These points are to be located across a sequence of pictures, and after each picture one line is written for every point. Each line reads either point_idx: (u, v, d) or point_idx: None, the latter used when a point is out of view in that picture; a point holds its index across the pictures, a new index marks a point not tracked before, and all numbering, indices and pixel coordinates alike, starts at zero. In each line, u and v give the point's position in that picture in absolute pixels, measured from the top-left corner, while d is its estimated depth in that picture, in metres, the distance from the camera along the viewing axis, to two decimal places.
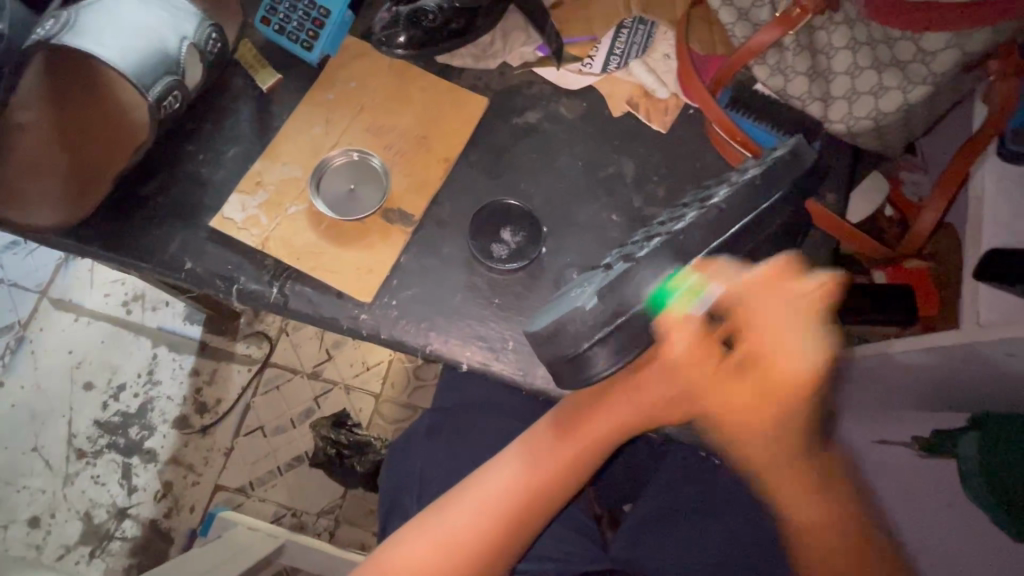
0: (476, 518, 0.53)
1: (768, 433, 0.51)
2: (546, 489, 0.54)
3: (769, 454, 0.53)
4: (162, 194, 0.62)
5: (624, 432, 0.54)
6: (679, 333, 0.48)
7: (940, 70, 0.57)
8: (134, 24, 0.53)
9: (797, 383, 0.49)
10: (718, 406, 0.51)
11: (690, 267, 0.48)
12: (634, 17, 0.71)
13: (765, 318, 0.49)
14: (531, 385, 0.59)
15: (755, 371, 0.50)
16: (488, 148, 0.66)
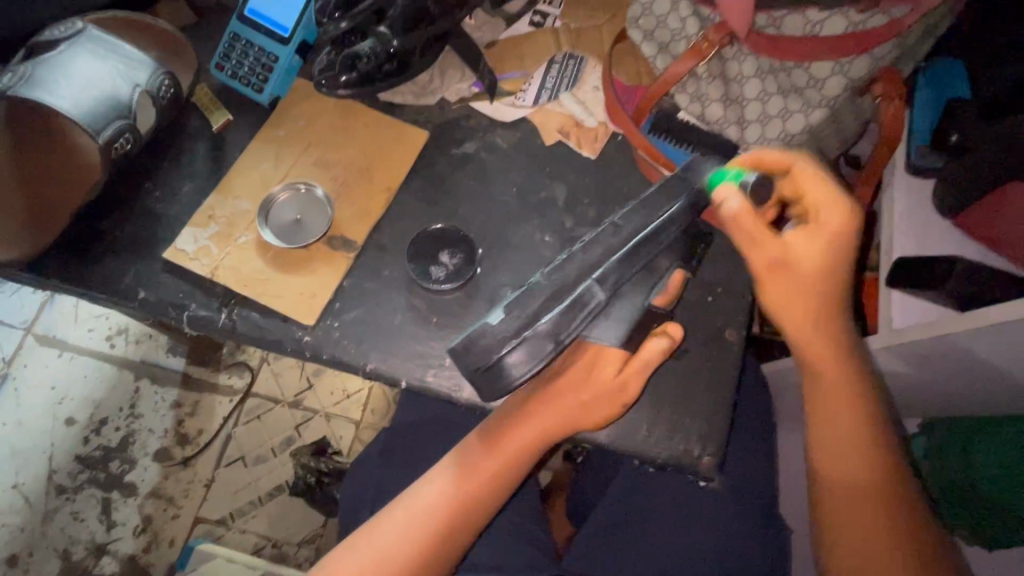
0: (412, 529, 0.55)
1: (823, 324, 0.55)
2: (478, 499, 0.56)
3: (820, 333, 0.55)
4: (120, 229, 0.66)
5: (540, 444, 0.57)
6: (738, 210, 0.52)
7: (834, 93, 0.62)
8: (87, 76, 0.58)
9: (843, 226, 0.51)
10: (784, 298, 0.54)
11: (591, 280, 0.52)
12: (564, 53, 0.76)
13: (816, 185, 0.52)
14: (466, 400, 0.62)
15: (836, 213, 0.51)
16: (428, 178, 0.71)
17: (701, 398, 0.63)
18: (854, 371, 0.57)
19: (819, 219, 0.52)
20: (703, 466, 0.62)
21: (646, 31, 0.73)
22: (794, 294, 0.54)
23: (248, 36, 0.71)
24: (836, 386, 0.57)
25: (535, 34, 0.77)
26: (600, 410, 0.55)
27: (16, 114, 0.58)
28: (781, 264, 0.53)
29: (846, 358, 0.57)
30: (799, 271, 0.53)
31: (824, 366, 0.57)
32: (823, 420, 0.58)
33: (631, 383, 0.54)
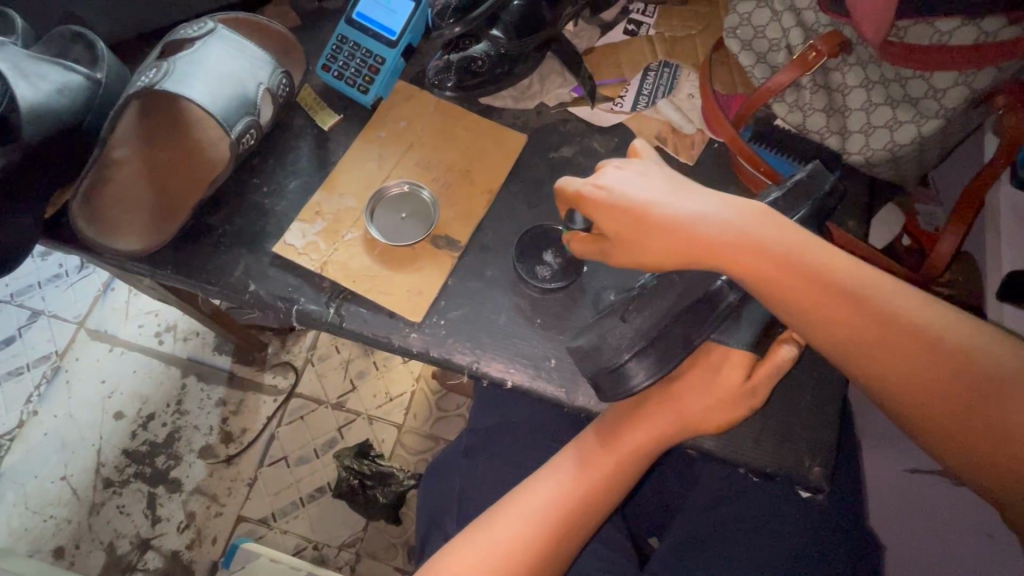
0: (521, 524, 0.55)
1: (786, 275, 0.48)
2: (590, 499, 0.56)
3: (795, 279, 0.47)
4: (228, 224, 0.67)
5: (656, 447, 0.57)
6: (585, 246, 0.56)
7: (951, 105, 0.62)
8: (221, 74, 0.60)
9: (599, 197, 0.51)
10: (734, 267, 0.49)
11: (722, 281, 0.53)
12: (660, 61, 0.77)
13: (604, 210, 0.52)
14: (573, 403, 0.62)
15: (587, 200, 0.52)
16: (528, 180, 0.72)
17: (810, 408, 0.62)
18: (861, 292, 0.47)
19: (618, 225, 0.51)
20: (813, 476, 0.61)
21: (744, 41, 0.73)
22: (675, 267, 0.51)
23: (356, 39, 0.73)
24: (887, 341, 0.46)
25: (630, 41, 0.78)
26: (723, 413, 0.55)
27: (153, 108, 0.65)
28: (655, 246, 0.50)
29: (843, 283, 0.47)
30: (665, 259, 0.50)
31: (848, 330, 0.47)
32: (895, 392, 0.47)
33: (759, 387, 0.54)
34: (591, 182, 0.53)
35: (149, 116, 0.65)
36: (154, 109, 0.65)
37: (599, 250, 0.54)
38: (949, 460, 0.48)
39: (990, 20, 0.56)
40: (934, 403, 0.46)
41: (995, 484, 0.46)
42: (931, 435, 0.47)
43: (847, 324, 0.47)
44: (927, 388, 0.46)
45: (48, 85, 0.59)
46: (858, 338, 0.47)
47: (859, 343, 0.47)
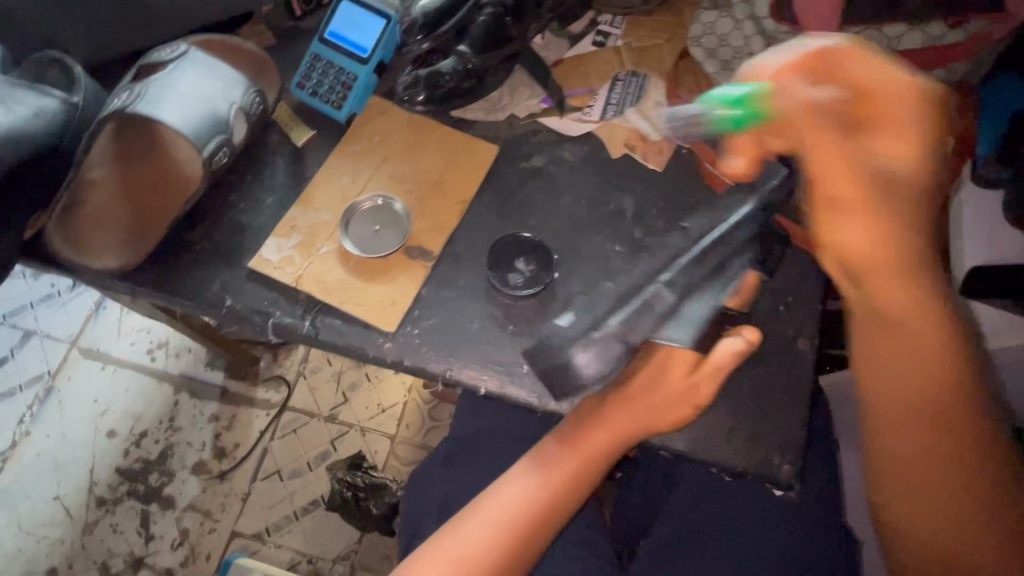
0: (486, 528, 0.56)
1: (897, 236, 0.49)
2: (555, 501, 0.58)
3: (897, 240, 0.49)
4: (205, 240, 0.69)
5: (616, 448, 0.60)
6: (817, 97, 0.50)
7: None
8: (194, 94, 0.62)
9: (908, 93, 0.49)
10: (837, 198, 0.50)
11: (657, 286, 0.61)
12: (628, 70, 0.79)
13: (862, 61, 0.49)
14: (546, 408, 0.62)
15: (892, 87, 0.49)
16: (500, 190, 0.73)
17: (779, 407, 0.63)
18: (930, 279, 0.51)
19: (888, 100, 0.49)
20: (783, 475, 0.61)
21: (709, 50, 0.76)
22: (836, 171, 0.50)
23: (329, 57, 0.75)
24: (916, 333, 0.52)
25: (599, 53, 0.80)
26: (675, 411, 0.59)
27: (128, 130, 0.64)
28: (839, 184, 0.50)
29: (922, 266, 0.51)
30: (845, 188, 0.50)
31: (896, 301, 0.51)
32: (895, 364, 0.53)
33: (702, 385, 0.58)
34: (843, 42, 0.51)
35: (125, 135, 0.64)
36: (129, 131, 0.64)
37: (806, 110, 0.50)
38: (887, 442, 0.55)
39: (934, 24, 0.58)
40: (915, 398, 0.53)
41: (904, 480, 0.55)
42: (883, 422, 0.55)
43: (900, 294, 0.51)
44: (924, 380, 0.52)
45: (25, 110, 0.61)
46: (900, 306, 0.51)
47: (896, 314, 0.52)
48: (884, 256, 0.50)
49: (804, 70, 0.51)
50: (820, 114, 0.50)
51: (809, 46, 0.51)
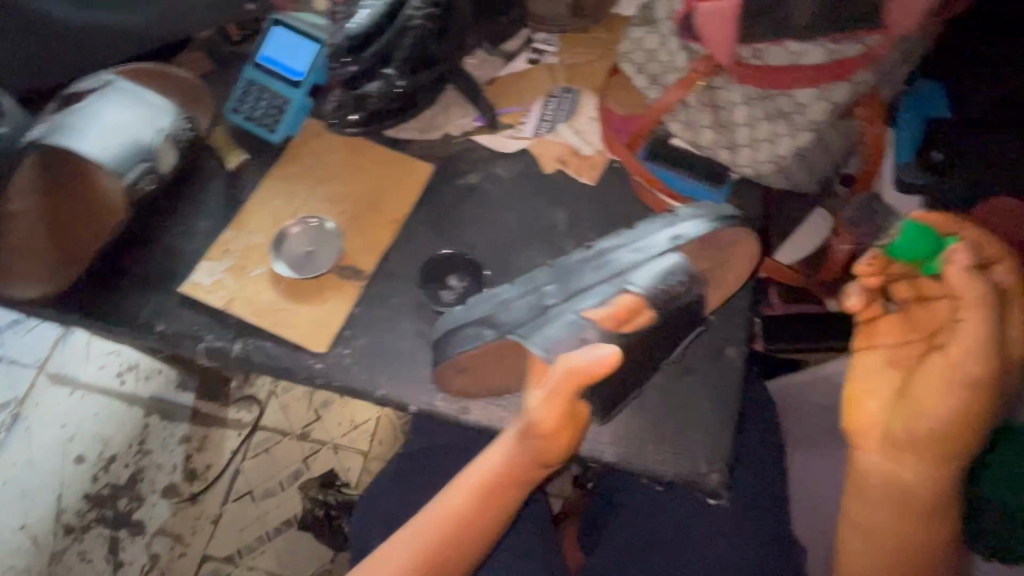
0: (398, 562, 0.55)
1: (976, 368, 0.52)
2: (468, 533, 0.56)
3: (963, 378, 0.52)
4: (138, 266, 0.69)
5: (508, 482, 0.56)
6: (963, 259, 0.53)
7: (817, 118, 0.66)
8: (115, 122, 0.63)
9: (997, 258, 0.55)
10: (962, 346, 0.52)
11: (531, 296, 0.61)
12: (561, 87, 0.80)
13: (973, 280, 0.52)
14: (468, 419, 0.64)
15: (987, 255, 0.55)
16: (434, 208, 0.74)
17: (706, 415, 0.64)
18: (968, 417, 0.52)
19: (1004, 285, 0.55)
20: (710, 483, 0.62)
21: (638, 65, 0.76)
22: (972, 353, 0.52)
23: (263, 82, 0.76)
24: (931, 509, 0.56)
25: (531, 71, 0.81)
26: (537, 442, 0.54)
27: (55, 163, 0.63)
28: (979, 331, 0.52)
29: (957, 402, 0.52)
30: (968, 343, 0.52)
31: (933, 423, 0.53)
32: (898, 505, 0.57)
33: (552, 410, 0.53)
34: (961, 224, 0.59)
35: (52, 166, 0.63)
36: (57, 164, 0.63)
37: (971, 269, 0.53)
38: (881, 533, 0.58)
39: (833, 40, 0.61)
40: (909, 533, 0.57)
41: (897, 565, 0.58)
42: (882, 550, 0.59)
43: (919, 471, 0.56)
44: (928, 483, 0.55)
45: None
46: (930, 430, 0.54)
47: (911, 486, 0.56)
48: (950, 389, 0.53)
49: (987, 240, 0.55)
50: (983, 282, 0.52)
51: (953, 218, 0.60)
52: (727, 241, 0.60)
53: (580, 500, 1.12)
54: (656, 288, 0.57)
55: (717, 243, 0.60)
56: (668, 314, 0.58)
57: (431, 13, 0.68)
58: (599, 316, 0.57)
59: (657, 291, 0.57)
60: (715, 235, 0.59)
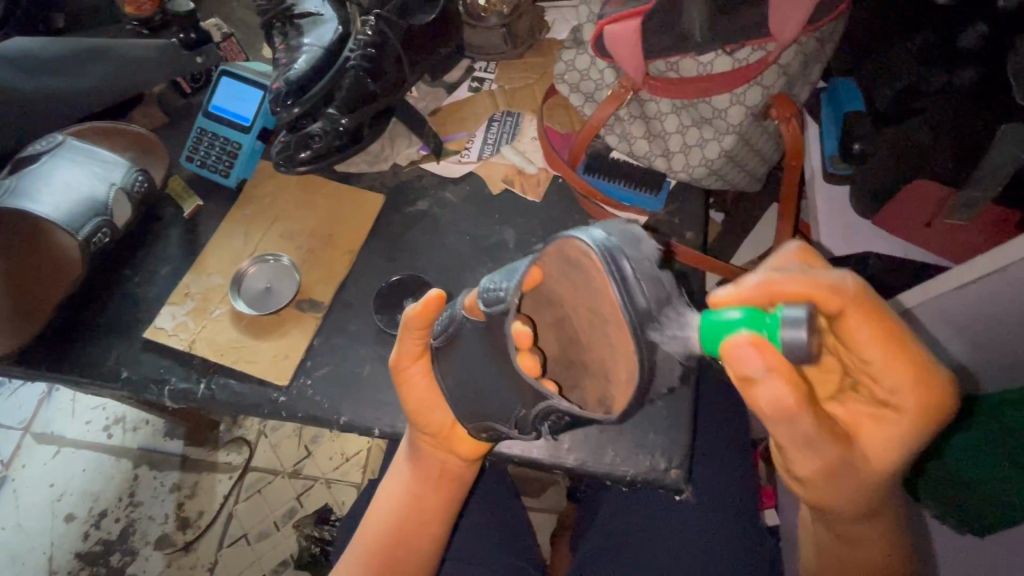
0: (361, 538, 0.64)
1: (811, 456, 0.47)
2: (418, 508, 0.64)
3: (815, 464, 0.48)
4: (101, 316, 0.71)
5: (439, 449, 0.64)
6: (766, 357, 0.40)
7: (737, 121, 0.69)
8: (74, 187, 0.69)
9: (850, 305, 0.43)
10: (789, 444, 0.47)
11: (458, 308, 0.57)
12: (502, 111, 0.84)
13: (770, 382, 0.42)
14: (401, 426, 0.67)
15: (841, 301, 0.43)
16: (386, 236, 0.77)
17: (662, 412, 0.66)
18: (839, 488, 0.49)
19: (862, 335, 0.45)
20: (669, 478, 0.64)
21: (572, 84, 0.79)
22: (802, 449, 0.47)
23: (213, 129, 0.79)
24: (861, 540, 0.54)
25: (473, 98, 0.85)
26: (427, 412, 0.61)
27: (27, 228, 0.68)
28: (788, 431, 0.45)
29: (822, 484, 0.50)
30: (789, 441, 0.46)
31: (830, 498, 0.50)
32: (838, 527, 0.55)
33: (416, 365, 0.61)
34: (794, 273, 0.44)
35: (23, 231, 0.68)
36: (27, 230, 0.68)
37: (776, 373, 0.41)
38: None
39: (735, 50, 0.65)
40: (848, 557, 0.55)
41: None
42: (842, 569, 0.56)
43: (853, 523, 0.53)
44: (871, 536, 0.53)
45: None
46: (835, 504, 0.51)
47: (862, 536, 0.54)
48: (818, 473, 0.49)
49: (824, 298, 0.43)
50: (778, 391, 0.42)
51: (779, 274, 0.44)
52: (582, 272, 0.44)
53: (573, 511, 1.11)
54: (490, 287, 0.51)
55: (576, 264, 0.45)
56: (489, 327, 0.51)
57: (365, 53, 0.71)
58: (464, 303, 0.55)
59: (487, 291, 0.51)
60: (565, 248, 0.45)
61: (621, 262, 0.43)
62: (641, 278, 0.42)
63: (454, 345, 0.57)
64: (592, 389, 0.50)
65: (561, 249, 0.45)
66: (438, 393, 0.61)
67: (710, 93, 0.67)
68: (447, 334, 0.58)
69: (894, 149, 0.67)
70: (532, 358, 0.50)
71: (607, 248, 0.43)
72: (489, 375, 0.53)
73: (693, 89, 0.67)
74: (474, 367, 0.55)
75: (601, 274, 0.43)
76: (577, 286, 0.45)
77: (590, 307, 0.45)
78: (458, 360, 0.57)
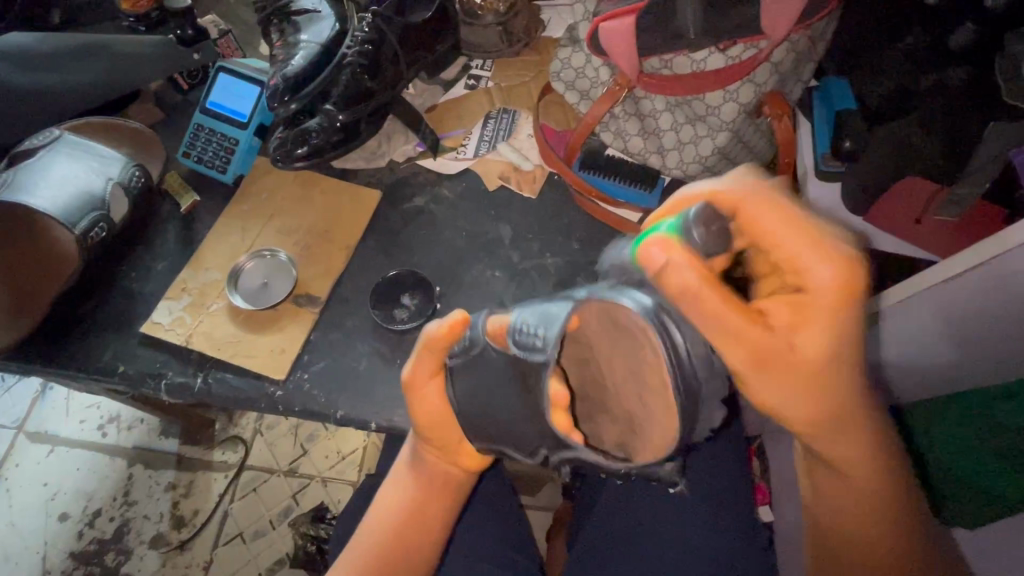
0: (358, 539, 0.63)
1: (756, 361, 0.40)
2: (419, 512, 0.64)
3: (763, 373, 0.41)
4: (98, 311, 0.72)
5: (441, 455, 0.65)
6: (674, 251, 0.38)
7: (730, 118, 0.70)
8: (72, 182, 0.70)
9: (739, 203, 0.40)
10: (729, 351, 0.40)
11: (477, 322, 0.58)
12: (498, 108, 0.85)
13: (683, 266, 0.38)
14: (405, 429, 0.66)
15: (742, 196, 0.40)
16: (383, 233, 0.77)
17: None
18: (807, 400, 0.42)
19: (765, 225, 0.39)
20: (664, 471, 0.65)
21: (567, 82, 0.79)
22: (740, 351, 0.40)
23: (211, 125, 0.79)
24: (849, 464, 0.48)
25: (469, 95, 0.85)
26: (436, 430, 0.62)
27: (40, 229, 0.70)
28: (717, 334, 0.39)
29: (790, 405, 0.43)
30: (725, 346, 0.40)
31: (789, 415, 0.43)
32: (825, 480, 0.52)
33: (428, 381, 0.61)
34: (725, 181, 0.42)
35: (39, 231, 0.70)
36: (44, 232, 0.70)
37: (684, 266, 0.38)
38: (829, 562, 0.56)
39: (728, 47, 0.66)
40: (844, 493, 0.51)
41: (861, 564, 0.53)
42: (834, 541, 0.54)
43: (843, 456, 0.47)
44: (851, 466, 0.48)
45: None
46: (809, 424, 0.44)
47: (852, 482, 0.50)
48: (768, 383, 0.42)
49: (742, 196, 0.40)
50: (689, 279, 0.37)
51: (705, 184, 0.41)
52: (628, 338, 0.44)
53: (569, 508, 1.12)
54: (522, 329, 0.51)
55: (621, 326, 0.44)
56: (519, 365, 0.52)
57: (362, 49, 0.72)
58: (490, 330, 0.55)
59: (521, 331, 0.51)
60: (612, 310, 0.44)
61: (670, 329, 0.43)
62: (688, 345, 0.43)
63: (476, 368, 0.57)
64: (611, 429, 0.52)
65: (607, 309, 0.45)
66: (451, 410, 0.61)
67: (704, 89, 0.67)
68: (468, 352, 0.58)
69: (884, 146, 0.68)
70: (565, 415, 0.50)
71: (658, 315, 0.43)
72: (511, 408, 0.54)
73: (687, 86, 0.67)
74: (494, 394, 0.56)
75: (650, 345, 0.43)
76: (620, 347, 0.46)
77: (629, 367, 0.46)
78: (478, 382, 0.57)
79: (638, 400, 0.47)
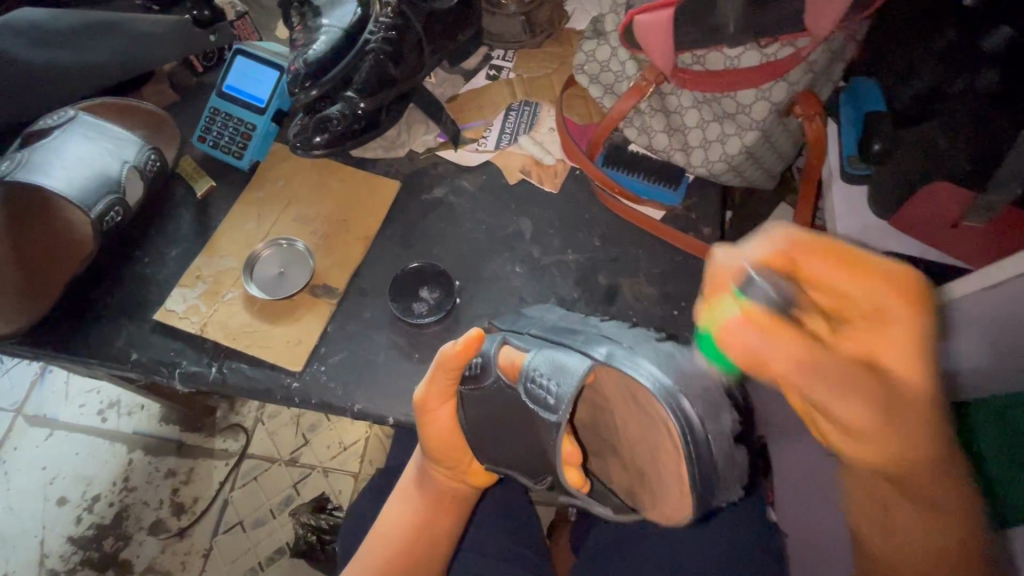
0: (373, 541, 0.62)
1: (850, 401, 0.38)
2: (432, 510, 0.64)
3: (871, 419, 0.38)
4: (111, 297, 0.70)
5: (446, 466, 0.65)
6: (758, 325, 0.40)
7: (760, 117, 0.68)
8: (84, 164, 0.68)
9: (780, 258, 0.41)
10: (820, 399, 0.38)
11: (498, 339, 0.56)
12: (520, 100, 0.83)
13: (765, 338, 0.39)
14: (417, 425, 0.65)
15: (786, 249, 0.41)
16: (402, 224, 0.76)
17: None
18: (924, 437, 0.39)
19: (818, 268, 0.40)
20: None
21: (592, 76, 0.78)
22: (829, 393, 0.38)
23: (226, 110, 0.77)
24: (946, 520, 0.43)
25: (491, 86, 0.84)
26: (446, 450, 0.62)
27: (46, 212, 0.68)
28: (817, 391, 0.38)
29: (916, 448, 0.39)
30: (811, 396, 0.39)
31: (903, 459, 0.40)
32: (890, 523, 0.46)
33: (440, 407, 0.60)
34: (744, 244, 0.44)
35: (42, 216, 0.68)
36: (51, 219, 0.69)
37: (775, 339, 0.39)
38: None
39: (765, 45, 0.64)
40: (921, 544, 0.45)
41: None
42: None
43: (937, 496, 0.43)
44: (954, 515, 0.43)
45: None
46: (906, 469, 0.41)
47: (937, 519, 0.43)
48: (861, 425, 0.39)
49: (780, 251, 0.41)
50: (785, 347, 0.39)
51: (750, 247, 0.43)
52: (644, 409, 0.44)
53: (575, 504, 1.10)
54: (534, 379, 0.47)
55: (639, 398, 0.45)
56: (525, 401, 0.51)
57: (386, 36, 0.70)
58: (501, 364, 0.53)
59: (531, 384, 0.47)
60: (630, 384, 0.45)
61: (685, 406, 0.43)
62: (703, 421, 0.43)
63: (488, 395, 0.55)
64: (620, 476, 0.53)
65: (626, 379, 0.45)
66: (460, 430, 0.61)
67: (735, 88, 0.67)
68: (478, 378, 0.56)
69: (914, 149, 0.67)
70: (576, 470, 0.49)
71: (673, 394, 0.43)
72: (519, 437, 0.53)
73: (717, 83, 0.67)
74: (500, 414, 0.55)
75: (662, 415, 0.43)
76: (640, 418, 0.46)
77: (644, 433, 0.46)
78: (487, 400, 0.56)
79: (651, 460, 0.46)
